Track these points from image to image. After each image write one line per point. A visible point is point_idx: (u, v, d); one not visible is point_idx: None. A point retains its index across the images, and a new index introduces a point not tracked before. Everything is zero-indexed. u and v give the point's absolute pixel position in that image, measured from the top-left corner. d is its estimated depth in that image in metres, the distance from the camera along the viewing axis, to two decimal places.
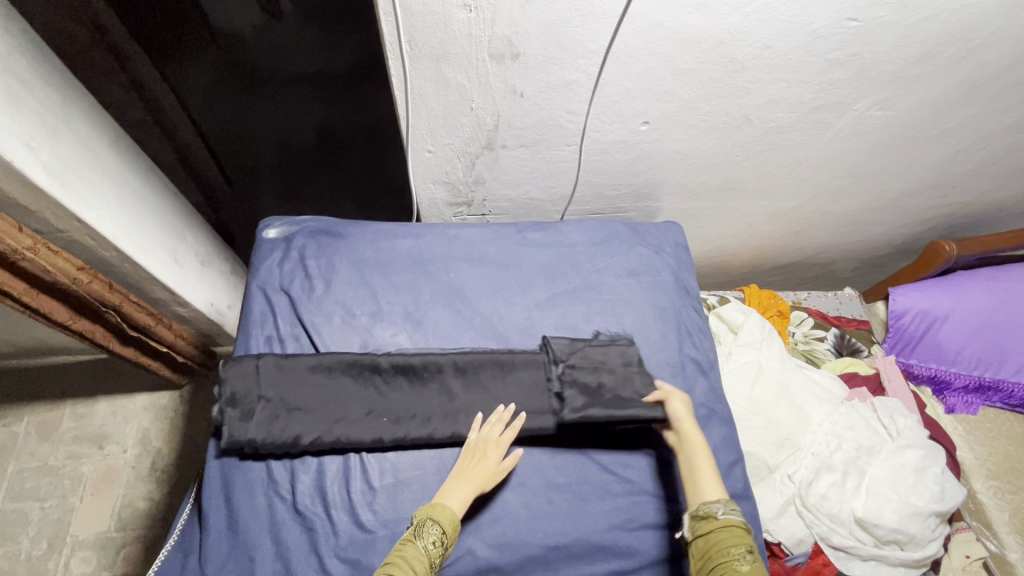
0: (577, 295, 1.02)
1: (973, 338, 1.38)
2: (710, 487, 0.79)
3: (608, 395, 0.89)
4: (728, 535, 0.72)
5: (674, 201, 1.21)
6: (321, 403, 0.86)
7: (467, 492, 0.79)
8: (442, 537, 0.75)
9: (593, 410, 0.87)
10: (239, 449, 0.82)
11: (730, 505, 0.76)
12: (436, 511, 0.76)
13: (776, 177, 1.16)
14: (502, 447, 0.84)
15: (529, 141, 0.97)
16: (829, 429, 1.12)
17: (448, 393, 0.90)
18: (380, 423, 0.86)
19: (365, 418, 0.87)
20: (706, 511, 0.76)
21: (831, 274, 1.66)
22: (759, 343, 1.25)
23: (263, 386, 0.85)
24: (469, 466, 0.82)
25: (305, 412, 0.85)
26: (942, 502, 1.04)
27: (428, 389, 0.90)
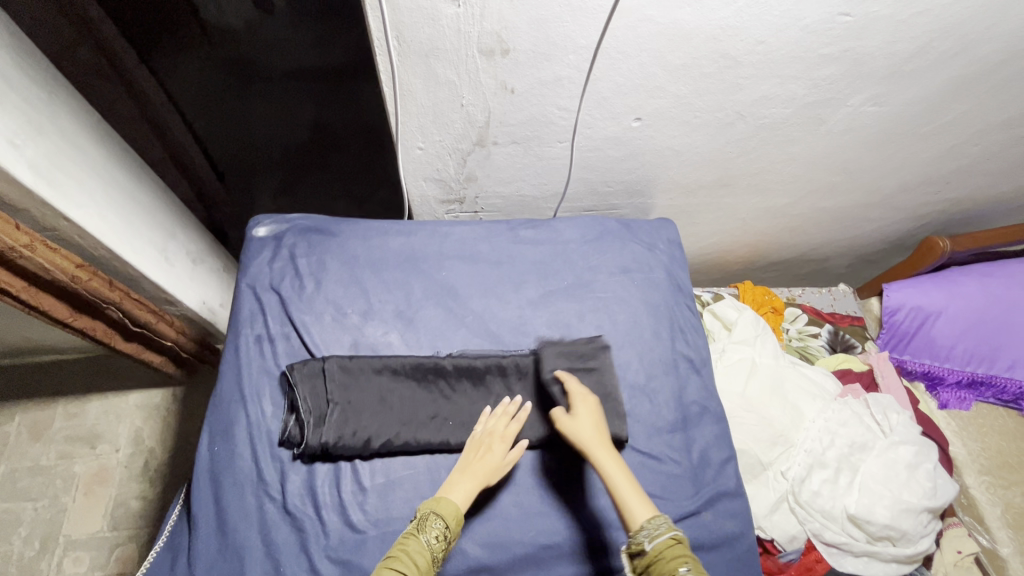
0: (570, 292, 1.02)
1: (966, 334, 1.39)
2: (633, 503, 0.70)
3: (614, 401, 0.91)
4: (662, 563, 0.64)
5: (667, 197, 1.20)
6: (388, 407, 0.88)
7: (472, 485, 0.78)
8: (446, 532, 0.72)
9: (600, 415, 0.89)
10: (312, 453, 0.82)
11: (655, 522, 0.67)
12: (439, 506, 0.74)
13: (770, 173, 1.16)
14: (508, 439, 0.83)
15: (521, 138, 0.96)
16: (823, 426, 1.12)
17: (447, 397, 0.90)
18: (445, 426, 0.88)
19: (432, 421, 0.88)
20: (637, 545, 0.67)
21: (825, 270, 1.66)
22: (753, 340, 1.26)
23: (331, 390, 0.86)
24: (474, 460, 0.81)
25: (373, 415, 0.86)
26: (934, 498, 1.04)
27: (490, 392, 0.91)
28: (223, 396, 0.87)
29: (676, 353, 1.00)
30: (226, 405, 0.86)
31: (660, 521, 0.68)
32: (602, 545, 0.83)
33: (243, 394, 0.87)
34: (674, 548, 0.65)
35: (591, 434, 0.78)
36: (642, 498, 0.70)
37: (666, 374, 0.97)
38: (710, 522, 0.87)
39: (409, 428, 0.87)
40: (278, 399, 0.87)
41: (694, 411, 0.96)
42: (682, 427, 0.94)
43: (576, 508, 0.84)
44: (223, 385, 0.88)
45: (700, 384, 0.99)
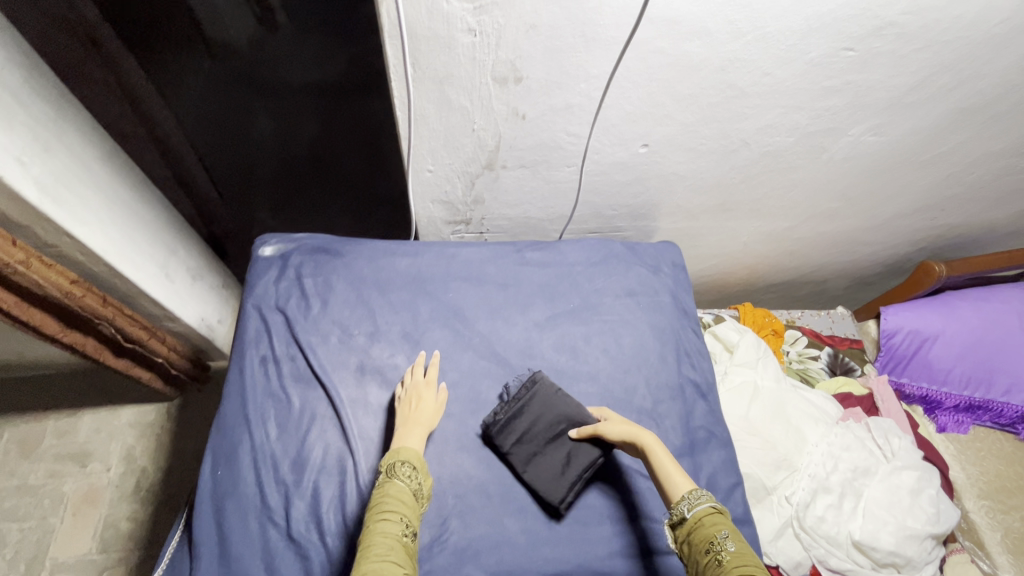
0: (575, 315, 1.02)
1: (965, 357, 1.41)
2: (672, 483, 0.73)
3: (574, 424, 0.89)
4: (701, 531, 0.67)
5: (670, 220, 1.21)
6: (550, 462, 0.86)
7: (421, 432, 0.82)
8: (416, 470, 0.76)
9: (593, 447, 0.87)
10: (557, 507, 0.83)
11: (693, 494, 0.70)
12: (401, 454, 0.77)
13: (773, 198, 1.18)
14: (431, 384, 0.89)
15: (530, 162, 0.97)
16: (826, 450, 1.13)
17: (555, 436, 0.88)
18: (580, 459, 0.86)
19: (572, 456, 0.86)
20: (676, 515, 0.70)
21: (823, 292, 1.68)
22: (755, 362, 1.28)
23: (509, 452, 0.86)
24: (410, 410, 0.85)
25: (551, 467, 0.85)
26: (937, 524, 1.04)
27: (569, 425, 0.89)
28: (226, 417, 0.86)
29: (683, 378, 1.00)
30: (229, 426, 0.85)
31: (699, 492, 0.71)
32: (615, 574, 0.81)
33: (247, 416, 0.86)
34: (712, 515, 0.68)
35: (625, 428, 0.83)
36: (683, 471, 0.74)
37: (672, 399, 0.96)
38: None
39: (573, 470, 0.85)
40: (283, 421, 0.86)
41: (700, 436, 0.95)
42: (689, 451, 0.93)
43: (586, 536, 0.83)
44: (227, 407, 0.87)
45: (706, 409, 0.98)
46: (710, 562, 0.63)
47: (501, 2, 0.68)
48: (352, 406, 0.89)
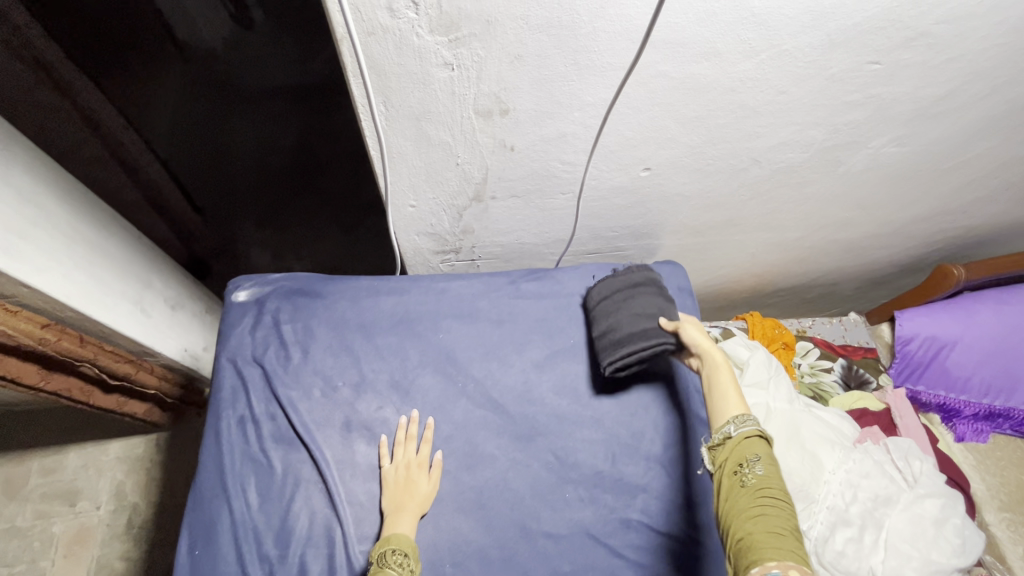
0: (577, 352, 0.95)
1: (984, 364, 1.34)
2: (722, 404, 0.72)
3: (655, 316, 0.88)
4: (737, 452, 0.66)
5: (674, 237, 1.14)
6: (614, 331, 0.89)
7: (412, 518, 0.77)
8: (410, 558, 0.72)
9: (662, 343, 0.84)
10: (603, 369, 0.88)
11: (741, 418, 0.68)
12: (390, 543, 0.73)
13: (783, 212, 1.10)
14: (422, 462, 0.82)
15: (521, 191, 0.89)
16: (843, 478, 1.07)
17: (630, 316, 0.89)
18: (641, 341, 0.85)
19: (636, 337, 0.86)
20: (719, 436, 0.69)
21: (833, 295, 1.61)
22: (766, 383, 1.21)
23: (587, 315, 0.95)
24: (400, 493, 0.79)
25: (615, 335, 0.89)
26: (963, 556, 0.99)
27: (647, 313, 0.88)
28: (203, 488, 0.80)
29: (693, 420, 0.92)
30: (207, 498, 0.79)
31: (748, 417, 0.68)
32: None
33: (225, 486, 0.79)
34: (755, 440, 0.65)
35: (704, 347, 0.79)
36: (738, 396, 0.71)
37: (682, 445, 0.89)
38: None
39: (629, 345, 0.86)
40: (265, 489, 0.80)
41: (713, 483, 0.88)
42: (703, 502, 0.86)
43: None
44: (204, 476, 0.80)
45: None
46: (735, 483, 0.63)
47: (480, 33, 0.59)
48: (339, 468, 0.82)
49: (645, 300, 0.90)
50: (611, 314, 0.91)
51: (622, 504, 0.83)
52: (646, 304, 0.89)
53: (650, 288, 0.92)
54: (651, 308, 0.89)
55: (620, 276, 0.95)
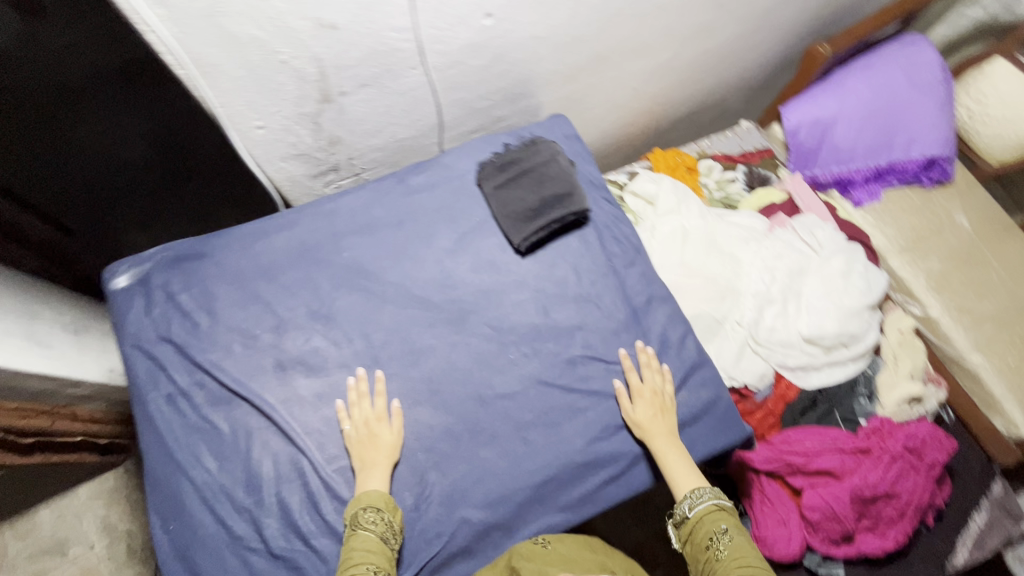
0: (484, 227, 0.94)
1: (863, 129, 1.44)
2: (676, 481, 0.80)
3: (561, 180, 0.93)
4: (701, 524, 0.78)
5: (550, 89, 1.11)
6: (527, 203, 0.92)
7: (383, 471, 0.77)
8: (386, 513, 0.73)
9: (574, 203, 0.92)
10: (524, 241, 0.91)
11: (696, 494, 0.79)
12: (364, 500, 0.74)
13: (645, 30, 1.08)
14: (382, 417, 0.80)
15: (370, 78, 0.83)
16: (761, 265, 1.16)
17: (539, 185, 0.93)
18: (558, 209, 0.91)
19: (550, 204, 0.92)
20: (679, 515, 0.81)
21: (725, 112, 1.65)
22: (677, 207, 1.28)
23: (489, 191, 0.94)
24: (366, 450, 0.78)
25: (528, 206, 0.92)
26: (870, 294, 1.11)
27: (553, 180, 0.93)
28: (157, 470, 0.78)
29: (609, 254, 0.94)
30: (164, 477, 0.78)
31: (703, 491, 0.80)
32: (597, 456, 0.82)
33: (178, 460, 0.78)
34: (713, 510, 0.79)
35: (651, 416, 0.82)
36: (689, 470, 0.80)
37: (604, 279, 0.92)
38: (686, 400, 0.87)
39: (547, 214, 0.91)
40: (219, 451, 0.79)
41: (641, 302, 0.92)
42: (636, 321, 0.90)
43: (561, 433, 0.82)
44: (153, 459, 0.79)
45: (641, 272, 0.94)
46: (710, 559, 0.76)
47: None
48: (286, 407, 0.81)
49: (548, 167, 0.94)
50: (519, 188, 0.93)
51: (563, 347, 0.87)
52: (551, 171, 0.93)
53: (548, 153, 0.95)
54: (556, 174, 0.93)
55: (516, 148, 0.96)
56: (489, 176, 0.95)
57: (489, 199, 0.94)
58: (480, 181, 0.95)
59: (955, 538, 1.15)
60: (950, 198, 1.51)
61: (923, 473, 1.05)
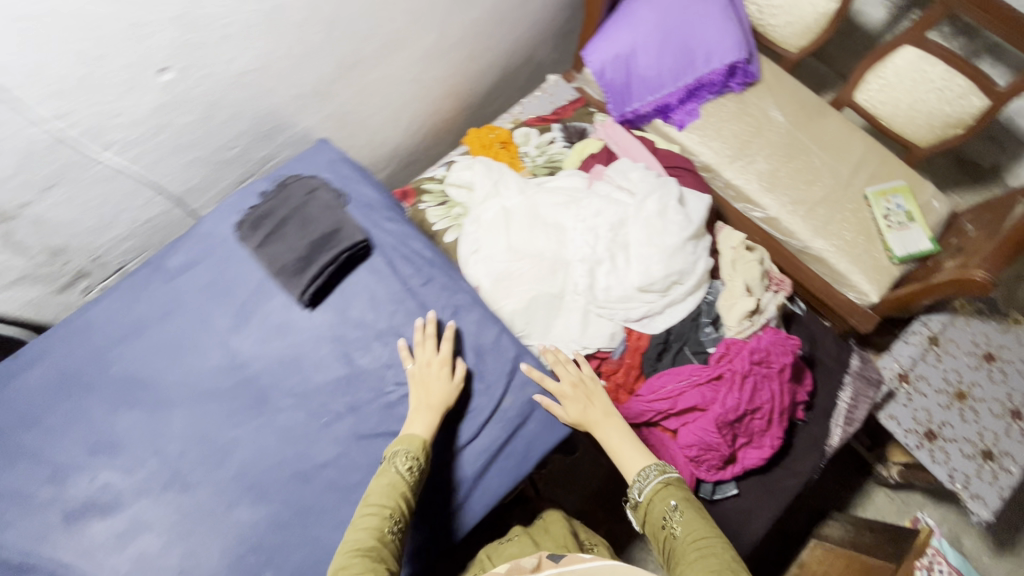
0: (261, 291, 0.86)
1: (662, 53, 1.43)
2: (628, 462, 0.81)
3: (325, 216, 0.86)
4: (653, 506, 0.77)
5: (309, 113, 1.02)
6: (296, 251, 0.84)
7: (430, 418, 0.77)
8: (421, 455, 0.73)
9: (345, 238, 0.85)
10: (306, 294, 0.84)
11: (644, 475, 0.79)
12: (404, 440, 0.74)
13: (387, 23, 1.00)
14: (445, 361, 0.81)
15: (52, 176, 0.74)
16: (584, 228, 1.13)
17: (303, 229, 0.85)
18: (330, 249, 0.84)
19: (320, 246, 0.84)
20: (633, 500, 0.79)
21: (536, 70, 1.61)
22: (495, 189, 1.25)
23: (255, 249, 0.86)
24: (423, 395, 0.79)
25: (298, 255, 0.84)
26: (691, 225, 1.11)
27: (317, 219, 0.86)
28: None
29: (403, 276, 0.88)
30: None
31: (648, 471, 0.79)
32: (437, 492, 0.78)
33: None
34: (663, 489, 0.77)
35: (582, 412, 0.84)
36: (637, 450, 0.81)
37: (401, 308, 0.86)
38: None
39: (319, 258, 0.84)
40: None
41: (447, 317, 0.87)
42: (446, 339, 0.86)
43: None
44: None
45: (444, 284, 0.90)
46: (667, 537, 0.74)
47: None
48: (83, 560, 0.73)
49: (309, 206, 0.86)
50: (284, 238, 0.85)
51: (378, 390, 0.82)
52: (312, 210, 0.86)
53: (305, 189, 0.88)
54: (318, 211, 0.86)
55: (270, 194, 0.88)
56: (250, 232, 0.86)
57: (259, 259, 0.86)
58: (243, 242, 0.87)
59: (829, 421, 1.22)
60: (763, 96, 1.54)
61: (775, 379, 1.08)
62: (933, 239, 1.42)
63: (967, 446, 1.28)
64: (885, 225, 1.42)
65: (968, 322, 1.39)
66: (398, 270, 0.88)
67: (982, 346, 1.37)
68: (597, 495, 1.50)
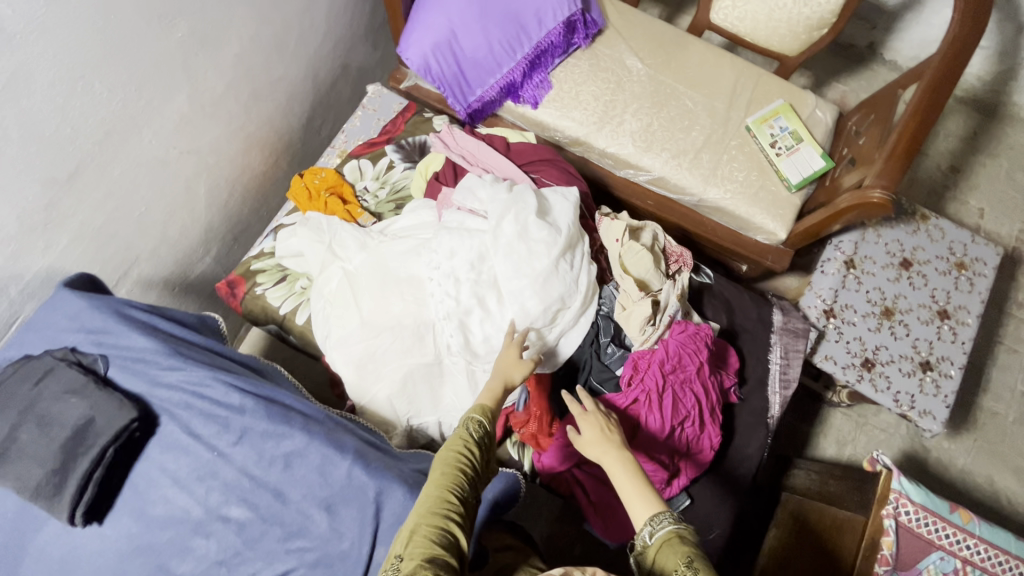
0: (20, 527, 0.65)
1: (486, 27, 1.22)
2: (635, 505, 0.69)
3: (67, 404, 0.64)
4: (663, 557, 0.63)
5: (38, 253, 0.79)
6: (35, 463, 0.62)
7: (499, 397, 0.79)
8: (487, 421, 0.73)
9: (107, 424, 0.64)
10: (75, 513, 0.63)
11: (658, 517, 0.66)
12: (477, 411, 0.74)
13: (92, 110, 0.78)
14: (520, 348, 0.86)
15: None
16: (439, 274, 0.94)
17: (39, 430, 0.63)
18: (87, 446, 0.63)
19: (70, 446, 0.63)
20: (640, 544, 0.67)
21: (358, 81, 1.37)
22: (332, 252, 1.04)
23: None
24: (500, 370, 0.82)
25: (39, 468, 0.61)
26: (559, 236, 0.95)
27: (55, 410, 0.64)
28: None
29: (207, 439, 0.69)
30: None
31: (663, 516, 0.67)
32: None
33: None
34: (677, 539, 0.64)
35: (600, 442, 0.76)
36: (652, 494, 0.70)
37: (213, 484, 0.67)
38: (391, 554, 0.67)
39: (74, 463, 0.62)
40: None
41: (278, 474, 0.68)
42: (283, 501, 0.68)
43: None
44: None
45: (261, 431, 0.70)
46: None
47: None
48: None
49: (42, 396, 0.64)
50: (14, 450, 0.62)
51: None
52: (48, 402, 0.64)
53: (30, 376, 0.65)
54: (56, 401, 0.64)
55: None
56: None
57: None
58: None
59: (766, 391, 1.12)
60: (614, 44, 1.36)
61: (696, 382, 0.97)
62: (825, 155, 1.30)
63: (906, 364, 1.22)
64: (774, 154, 1.29)
65: (878, 233, 1.31)
66: (197, 435, 0.69)
67: (897, 254, 1.30)
68: (565, 513, 1.25)
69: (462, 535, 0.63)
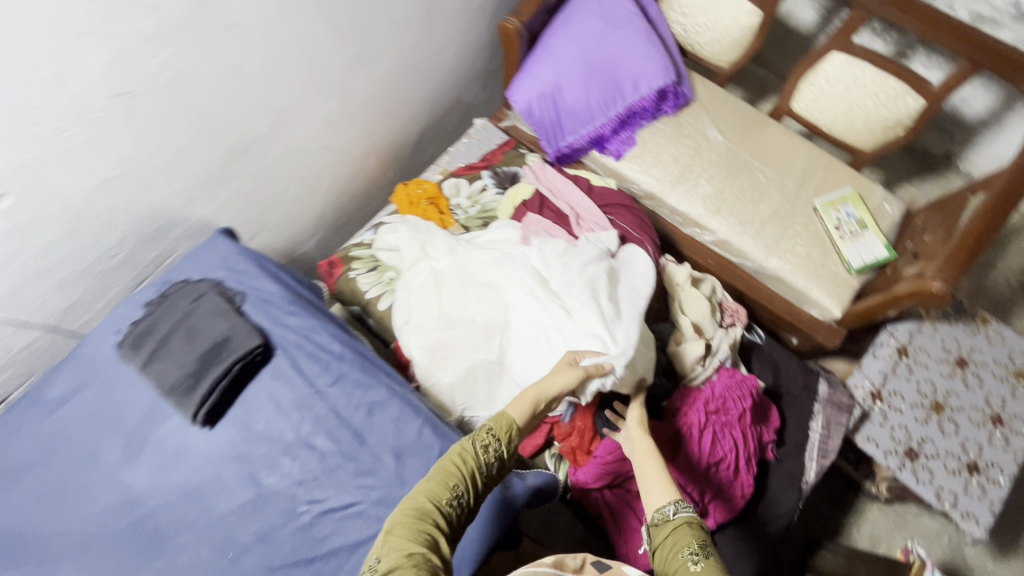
0: (150, 416, 0.78)
1: (589, 86, 1.38)
2: (661, 487, 0.76)
3: (213, 323, 0.80)
4: (680, 532, 0.70)
5: (202, 205, 0.96)
6: (184, 364, 0.78)
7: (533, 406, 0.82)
8: (499, 432, 0.74)
9: (238, 346, 0.79)
10: (202, 413, 0.77)
11: (682, 501, 0.73)
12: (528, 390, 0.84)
13: (273, 101, 0.97)
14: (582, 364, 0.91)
15: None
16: (518, 284, 1.06)
17: (189, 341, 0.79)
18: (222, 360, 0.78)
19: (210, 356, 0.78)
20: (658, 516, 0.73)
21: (465, 115, 1.56)
22: (424, 251, 1.18)
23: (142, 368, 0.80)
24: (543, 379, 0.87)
25: (187, 369, 0.78)
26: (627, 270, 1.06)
27: (205, 327, 0.80)
28: None
29: (309, 376, 0.81)
30: None
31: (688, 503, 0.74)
32: None
33: None
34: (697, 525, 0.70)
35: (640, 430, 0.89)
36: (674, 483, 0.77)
37: (307, 414, 0.79)
38: None
39: (210, 371, 0.78)
40: None
41: (360, 418, 0.79)
42: (361, 442, 0.78)
43: None
44: None
45: (353, 380, 0.82)
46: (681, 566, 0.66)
47: None
48: None
49: (196, 314, 0.80)
50: (171, 353, 0.79)
51: (288, 510, 0.74)
52: (199, 319, 0.80)
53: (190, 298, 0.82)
54: (206, 319, 0.80)
55: (154, 307, 0.82)
56: (133, 351, 0.80)
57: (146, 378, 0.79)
58: (127, 363, 0.80)
59: (803, 456, 1.15)
60: (698, 116, 1.50)
61: (734, 424, 1.02)
62: (889, 245, 1.36)
63: (951, 461, 1.21)
64: (838, 236, 1.36)
65: (935, 328, 1.34)
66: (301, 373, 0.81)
67: (953, 351, 1.31)
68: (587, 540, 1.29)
69: (443, 543, 0.65)
